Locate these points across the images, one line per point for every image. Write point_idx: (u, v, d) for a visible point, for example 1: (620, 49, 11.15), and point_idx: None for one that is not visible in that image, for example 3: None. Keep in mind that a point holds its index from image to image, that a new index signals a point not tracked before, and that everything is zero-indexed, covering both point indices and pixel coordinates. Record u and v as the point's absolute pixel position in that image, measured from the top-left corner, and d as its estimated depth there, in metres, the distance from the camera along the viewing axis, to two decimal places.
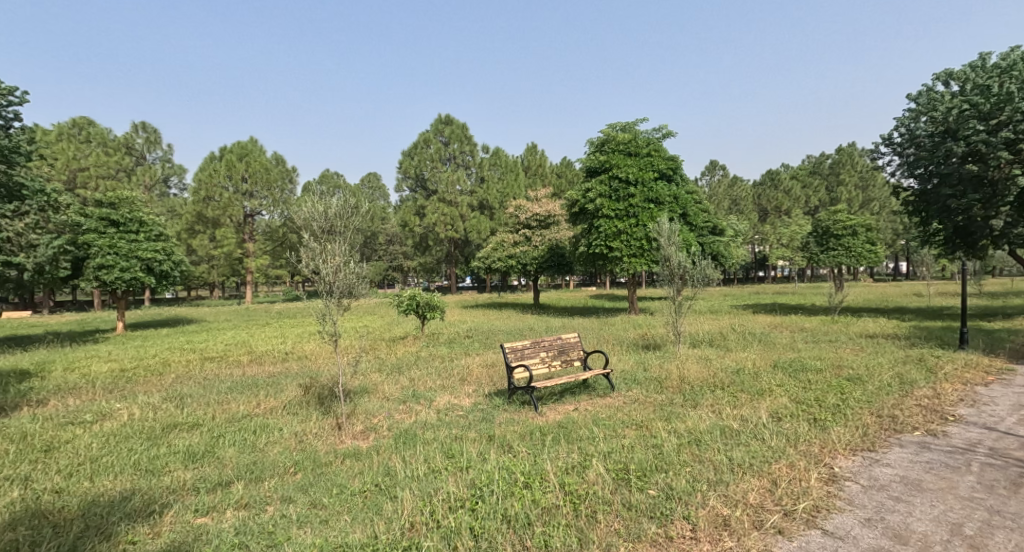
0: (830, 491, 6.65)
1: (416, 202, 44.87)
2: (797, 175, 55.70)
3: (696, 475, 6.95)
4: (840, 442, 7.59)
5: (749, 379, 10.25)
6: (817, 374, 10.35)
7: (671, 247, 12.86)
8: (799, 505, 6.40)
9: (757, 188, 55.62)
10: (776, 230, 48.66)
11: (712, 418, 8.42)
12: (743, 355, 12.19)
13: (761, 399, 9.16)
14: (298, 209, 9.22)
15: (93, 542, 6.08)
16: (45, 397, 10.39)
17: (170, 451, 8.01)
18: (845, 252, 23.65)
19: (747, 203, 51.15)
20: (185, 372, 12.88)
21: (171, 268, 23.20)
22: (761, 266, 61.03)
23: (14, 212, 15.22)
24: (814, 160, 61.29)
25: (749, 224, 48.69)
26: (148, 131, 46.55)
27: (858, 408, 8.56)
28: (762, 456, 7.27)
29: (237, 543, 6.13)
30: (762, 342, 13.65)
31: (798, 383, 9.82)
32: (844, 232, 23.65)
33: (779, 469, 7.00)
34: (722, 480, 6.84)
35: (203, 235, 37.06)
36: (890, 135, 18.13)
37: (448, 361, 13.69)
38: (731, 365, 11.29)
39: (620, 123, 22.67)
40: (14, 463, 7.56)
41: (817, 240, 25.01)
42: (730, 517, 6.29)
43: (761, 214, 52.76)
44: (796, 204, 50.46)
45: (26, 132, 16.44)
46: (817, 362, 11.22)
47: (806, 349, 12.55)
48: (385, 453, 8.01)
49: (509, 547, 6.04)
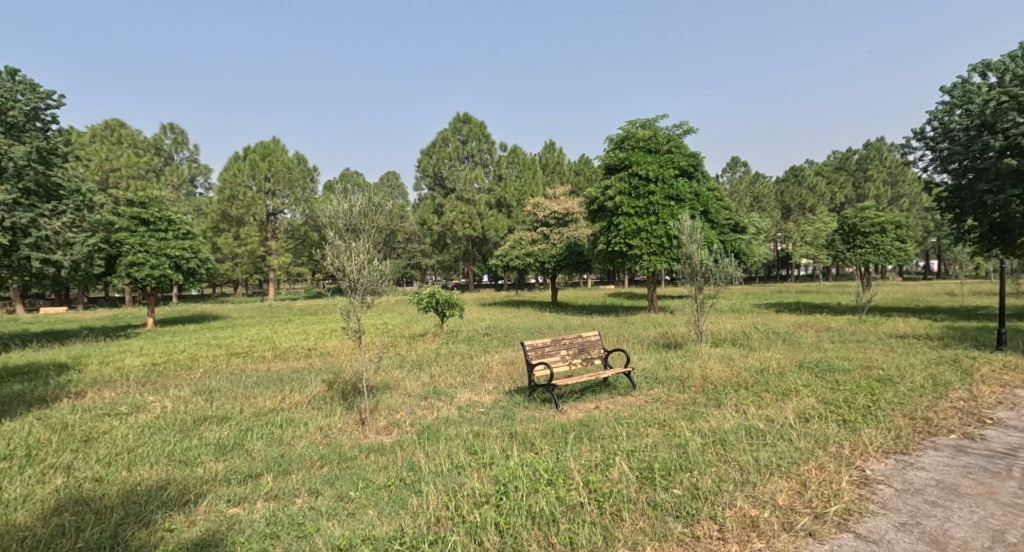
0: (862, 494, 6.56)
1: (434, 200, 45.12)
2: (822, 172, 54.73)
3: (721, 475, 6.90)
4: (870, 443, 7.49)
5: (774, 379, 10.14)
6: (844, 374, 10.22)
7: (693, 245, 12.74)
8: (830, 507, 6.33)
9: (781, 184, 54.96)
10: (800, 227, 48.05)
11: (737, 418, 8.34)
12: (767, 354, 12.08)
13: (788, 400, 9.07)
14: (323, 207, 9.32)
15: (133, 529, 6.23)
16: (83, 389, 10.65)
17: (201, 444, 8.15)
18: (872, 250, 23.23)
19: (769, 200, 50.56)
20: (213, 367, 13.11)
21: (198, 265, 23.60)
22: (785, 265, 60.23)
23: (52, 212, 15.51)
24: (841, 156, 60.09)
25: (772, 222, 48.16)
26: (175, 131, 47.39)
27: (888, 410, 8.44)
28: (790, 457, 7.20)
29: (268, 534, 6.23)
30: (786, 342, 13.49)
31: (825, 384, 9.71)
32: (872, 230, 23.32)
33: (808, 471, 6.93)
34: (749, 480, 6.79)
35: (228, 234, 37.62)
36: (921, 129, 17.80)
37: (469, 358, 13.76)
38: (755, 365, 11.17)
39: (640, 119, 22.54)
40: (55, 452, 7.75)
41: (843, 238, 24.62)
42: (758, 518, 6.25)
43: (784, 212, 52.01)
44: (821, 201, 49.62)
45: (63, 135, 16.93)
46: (845, 362, 11.07)
47: (832, 349, 12.40)
48: (409, 448, 8.08)
49: (536, 544, 6.06)
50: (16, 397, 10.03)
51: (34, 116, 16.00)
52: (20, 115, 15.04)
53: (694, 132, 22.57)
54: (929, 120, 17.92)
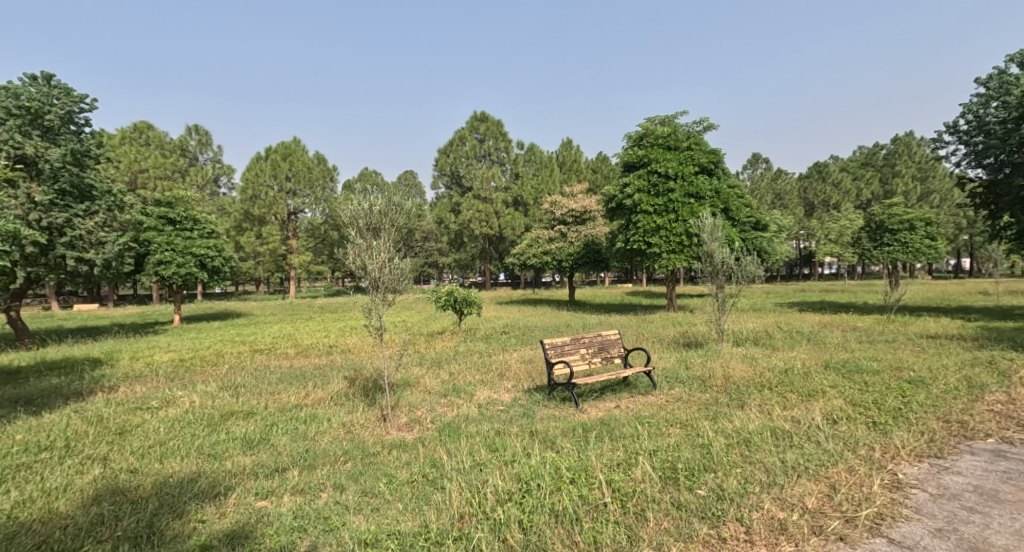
0: (895, 498, 6.50)
1: (451, 199, 45.36)
2: (847, 168, 53.80)
3: (747, 476, 6.88)
4: (902, 447, 7.41)
5: (799, 379, 10.06)
6: (873, 376, 10.09)
7: (714, 243, 12.62)
8: (862, 512, 6.28)
9: (805, 181, 54.27)
10: (823, 225, 47.35)
11: (762, 419, 8.29)
12: (791, 354, 11.98)
13: (814, 401, 9.00)
14: (344, 207, 9.42)
15: (166, 519, 6.36)
16: (115, 383, 10.91)
17: (228, 438, 8.31)
18: (900, 248, 22.81)
19: (791, 197, 50.01)
20: (237, 363, 13.33)
21: (222, 263, 24.01)
22: (808, 264, 59.38)
23: (85, 212, 15.91)
24: (868, 151, 58.93)
25: (794, 220, 47.66)
26: (200, 133, 48.08)
27: (922, 412, 8.33)
28: (818, 459, 7.15)
29: (296, 527, 6.34)
30: (811, 342, 13.34)
31: (853, 385, 9.62)
32: (900, 227, 22.97)
33: (837, 474, 6.89)
34: (776, 482, 6.76)
35: (250, 233, 38.06)
36: (954, 122, 17.48)
37: (487, 355, 13.87)
38: (779, 365, 11.07)
39: (660, 117, 22.43)
40: (92, 443, 7.96)
41: (869, 235, 24.28)
42: (787, 521, 6.22)
43: (808, 209, 51.36)
44: (846, 198, 48.79)
45: (95, 137, 17.23)
46: (874, 362, 10.97)
47: (860, 349, 12.26)
48: (431, 445, 8.14)
49: (560, 543, 6.09)
50: (54, 390, 10.32)
51: (69, 120, 16.25)
52: (56, 119, 15.48)
53: (714, 128, 22.39)
54: (962, 113, 17.58)
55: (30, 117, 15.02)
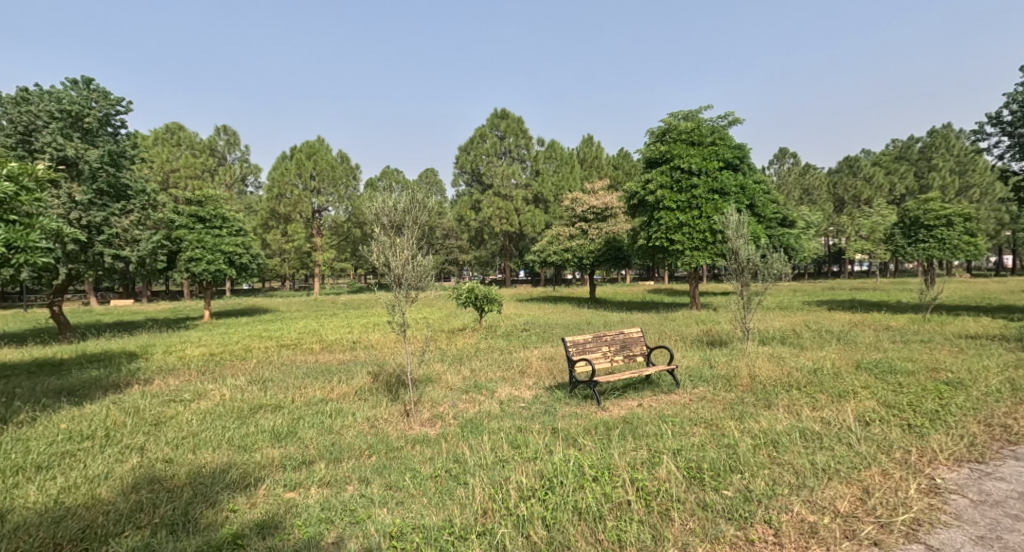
0: (932, 503, 6.45)
1: (472, 196, 45.67)
2: (880, 163, 52.71)
3: (775, 478, 6.88)
4: (940, 451, 7.34)
5: (829, 379, 9.99)
6: (907, 377, 9.96)
7: (739, 241, 12.54)
8: (897, 517, 6.24)
9: (835, 176, 53.42)
10: (854, 220, 46.10)
11: (790, 420, 8.26)
12: (819, 353, 11.85)
13: (844, 402, 8.93)
14: (368, 205, 9.57)
15: (201, 508, 6.57)
16: (150, 376, 11.22)
17: (258, 430, 8.52)
18: (936, 244, 22.17)
19: (820, 193, 49.34)
20: (265, 358, 13.65)
21: (250, 261, 24.47)
22: (838, 261, 58.36)
23: (121, 211, 16.36)
24: (902, 145, 57.54)
25: (823, 216, 46.96)
26: (228, 133, 48.81)
27: (961, 415, 8.23)
28: (849, 461, 7.13)
29: (323, 518, 6.49)
30: (841, 342, 13.15)
31: (886, 386, 9.52)
32: (937, 223, 22.28)
33: (870, 477, 6.86)
34: (805, 485, 6.75)
35: (276, 231, 38.60)
36: (998, 113, 17.08)
37: (508, 353, 13.97)
38: (808, 365, 10.96)
39: (683, 112, 22.31)
40: (129, 433, 8.22)
41: (903, 231, 23.67)
42: (817, 525, 6.21)
43: (838, 204, 50.36)
44: (878, 193, 47.70)
45: (131, 138, 17.62)
46: (908, 362, 10.86)
47: (893, 349, 12.11)
48: (453, 440, 8.27)
49: (584, 541, 6.15)
50: (94, 381, 10.67)
51: (107, 122, 16.64)
52: (94, 122, 15.86)
53: (739, 122, 22.18)
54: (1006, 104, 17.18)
55: (70, 120, 15.42)
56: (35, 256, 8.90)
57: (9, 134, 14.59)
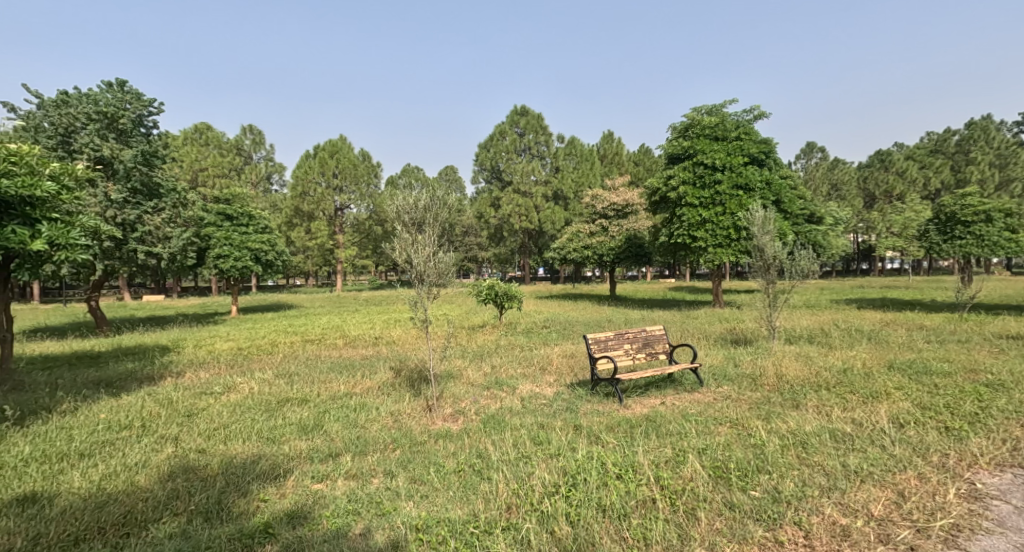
0: (973, 509, 6.37)
1: (491, 193, 45.77)
2: (914, 156, 51.64)
3: (805, 479, 6.83)
4: (981, 455, 7.23)
5: (859, 380, 9.87)
6: (942, 378, 9.80)
7: (766, 237, 12.42)
8: (935, 522, 6.17)
9: (866, 170, 52.53)
10: (885, 216, 45.03)
11: (819, 421, 8.17)
12: (849, 353, 11.70)
13: (878, 403, 8.81)
14: (390, 202, 9.66)
15: (233, 497, 6.72)
16: (182, 369, 11.48)
17: (285, 423, 8.68)
18: (974, 241, 21.36)
19: (849, 187, 48.90)
20: (291, 352, 13.89)
21: (275, 257, 24.86)
22: (869, 258, 57.53)
23: (153, 209, 16.72)
24: (937, 138, 56.15)
25: (852, 212, 46.26)
26: (254, 132, 49.43)
27: (1001, 418, 8.10)
28: (883, 464, 7.05)
29: (350, 510, 6.60)
30: (872, 342, 12.94)
31: (922, 387, 9.37)
32: (975, 219, 21.49)
33: (905, 480, 6.78)
34: (836, 487, 6.70)
35: (301, 228, 39.10)
36: None
37: (529, 350, 14.01)
38: (838, 365, 10.84)
39: (707, 106, 22.12)
40: (164, 424, 8.43)
41: (938, 228, 22.80)
42: (849, 528, 6.17)
43: (869, 200, 49.55)
44: (911, 188, 46.64)
45: (162, 137, 17.93)
46: (945, 363, 10.69)
47: (928, 349, 11.92)
48: (475, 436, 8.34)
49: (608, 538, 6.17)
50: (130, 373, 10.96)
51: (140, 123, 16.93)
52: (128, 122, 16.15)
53: (765, 116, 21.89)
54: None
55: (106, 121, 15.72)
56: (75, 253, 9.17)
57: (50, 135, 14.98)
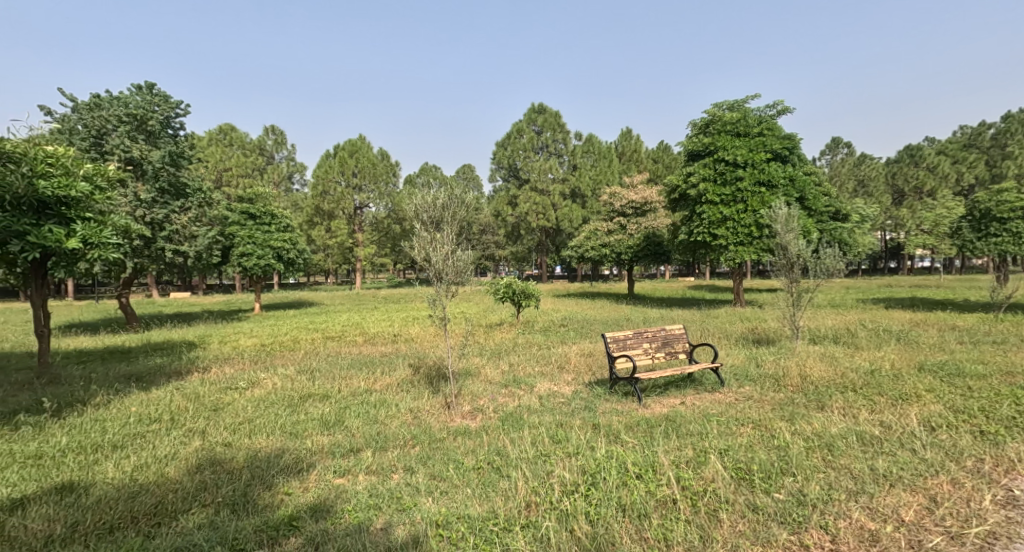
0: (1009, 516, 6.29)
1: (509, 191, 45.87)
2: (946, 151, 50.64)
3: (831, 482, 6.80)
4: (1018, 460, 7.13)
5: (888, 381, 9.77)
6: (976, 380, 9.65)
7: (789, 235, 12.32)
8: (970, 530, 6.11)
9: (896, 165, 51.66)
10: (915, 214, 44.12)
11: (846, 423, 8.11)
12: (877, 354, 11.58)
13: (908, 405, 8.72)
14: (409, 200, 9.76)
15: (258, 490, 6.87)
16: (207, 364, 11.72)
17: (307, 418, 8.82)
18: (1011, 239, 19.94)
19: (877, 183, 48.15)
20: (313, 348, 14.09)
21: (297, 255, 25.18)
22: (897, 256, 56.64)
23: (180, 209, 17.03)
24: (970, 133, 55.03)
25: (880, 209, 45.53)
26: (276, 133, 49.96)
27: None
28: (914, 468, 7.00)
29: (372, 505, 6.70)
30: (901, 342, 12.79)
31: (955, 390, 9.26)
32: (1010, 215, 20.07)
33: (937, 486, 6.73)
34: (864, 491, 6.66)
35: (321, 227, 39.54)
36: None
37: (546, 348, 14.05)
38: (865, 366, 10.74)
39: (728, 102, 21.94)
40: (192, 418, 8.63)
41: (971, 225, 21.43)
42: (878, 533, 6.14)
43: (898, 197, 48.78)
44: (943, 184, 45.73)
45: (189, 138, 18.25)
46: (978, 365, 10.52)
47: (961, 351, 11.76)
48: (493, 433, 8.42)
49: (629, 538, 6.21)
50: (158, 368, 11.23)
51: (168, 124, 17.26)
52: (157, 124, 16.46)
53: (789, 112, 21.63)
54: None
55: (135, 123, 16.03)
56: (108, 251, 9.39)
57: (84, 138, 15.34)
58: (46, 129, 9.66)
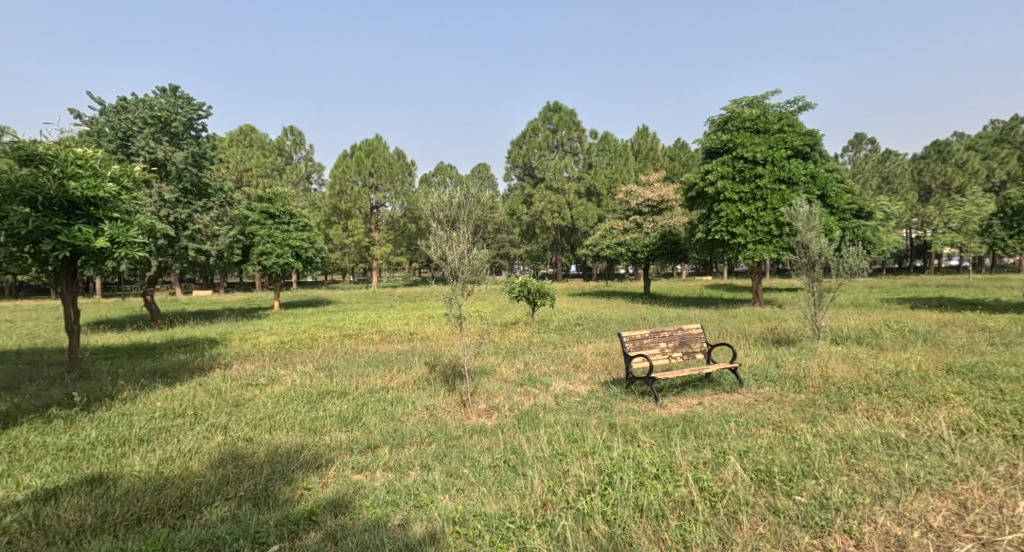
0: None
1: (524, 190, 45.89)
2: (976, 146, 49.67)
3: (855, 486, 6.76)
4: None
5: (914, 383, 9.67)
6: (1007, 383, 9.52)
7: (810, 233, 12.22)
8: (1003, 536, 6.05)
9: (923, 161, 50.82)
10: (943, 211, 43.19)
11: (871, 426, 8.06)
12: (902, 355, 11.47)
13: (936, 408, 8.63)
14: (426, 199, 9.82)
15: (279, 485, 6.98)
16: (228, 361, 11.91)
17: (325, 415, 8.94)
18: None
19: (903, 180, 47.49)
20: (330, 346, 14.25)
21: (315, 254, 25.43)
22: (923, 254, 55.79)
23: (202, 209, 17.30)
24: (1002, 128, 53.96)
25: (905, 206, 44.83)
26: (295, 133, 50.43)
27: None
28: (943, 473, 6.93)
29: (389, 501, 6.79)
30: (927, 343, 12.64)
31: (984, 392, 9.15)
32: None
33: (966, 491, 6.66)
34: (890, 495, 6.62)
35: (338, 226, 39.87)
36: None
37: (561, 347, 14.08)
38: (889, 367, 10.65)
39: (747, 98, 21.78)
40: (214, 413, 8.78)
41: (1003, 222, 20.82)
42: (905, 538, 6.10)
43: (925, 194, 48.06)
44: (972, 180, 44.81)
45: (212, 140, 18.52)
46: (1009, 368, 10.37)
47: (990, 352, 11.61)
48: (509, 432, 8.47)
49: (647, 539, 6.22)
50: (182, 364, 11.45)
51: (191, 126, 17.53)
52: (180, 126, 16.73)
53: (810, 107, 21.40)
54: None
55: (160, 125, 16.31)
56: (135, 251, 9.59)
57: (111, 140, 15.62)
58: (75, 132, 9.87)
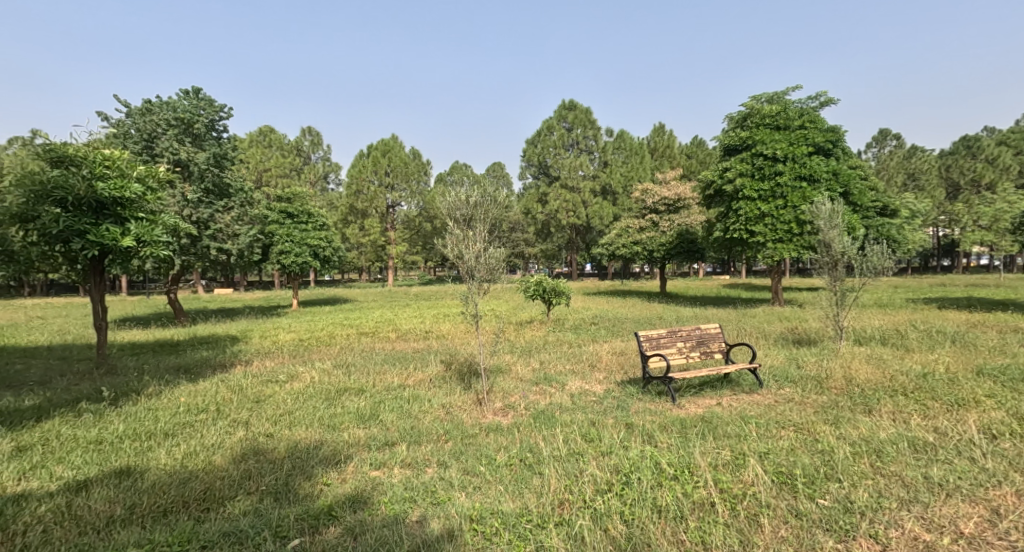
0: None
1: (539, 189, 45.89)
2: (1006, 142, 48.65)
3: (881, 490, 6.71)
4: None
5: (942, 386, 9.54)
6: None
7: (833, 231, 12.09)
8: None
9: (951, 158, 50.02)
10: (972, 209, 42.00)
11: (897, 428, 7.97)
12: (930, 357, 11.33)
13: (965, 412, 8.51)
14: (444, 198, 9.88)
15: (299, 481, 7.08)
16: (248, 358, 12.07)
17: (344, 412, 9.04)
18: None
19: (929, 177, 46.84)
20: (348, 344, 14.38)
21: (332, 253, 25.61)
22: (950, 252, 55.15)
23: (223, 208, 17.54)
24: None
25: (932, 204, 44.08)
26: (313, 134, 50.84)
27: None
28: (973, 478, 6.85)
29: (407, 497, 6.85)
30: (955, 345, 12.46)
31: (1014, 395, 9.01)
32: None
33: (999, 497, 6.56)
34: (918, 500, 6.56)
35: (355, 226, 40.18)
36: None
37: (577, 346, 14.08)
38: (916, 369, 10.52)
39: (768, 94, 21.59)
40: (235, 409, 8.92)
41: None
42: (932, 543, 6.04)
43: (953, 191, 47.34)
44: (1004, 176, 43.77)
45: (233, 140, 18.77)
46: None
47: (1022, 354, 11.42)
48: (525, 430, 8.50)
49: (666, 539, 6.22)
50: (204, 360, 11.63)
51: (212, 127, 17.77)
52: (202, 127, 16.98)
53: (832, 103, 21.11)
54: None
55: (182, 126, 16.54)
56: (159, 249, 9.77)
57: (136, 141, 15.90)
58: (103, 134, 10.08)
